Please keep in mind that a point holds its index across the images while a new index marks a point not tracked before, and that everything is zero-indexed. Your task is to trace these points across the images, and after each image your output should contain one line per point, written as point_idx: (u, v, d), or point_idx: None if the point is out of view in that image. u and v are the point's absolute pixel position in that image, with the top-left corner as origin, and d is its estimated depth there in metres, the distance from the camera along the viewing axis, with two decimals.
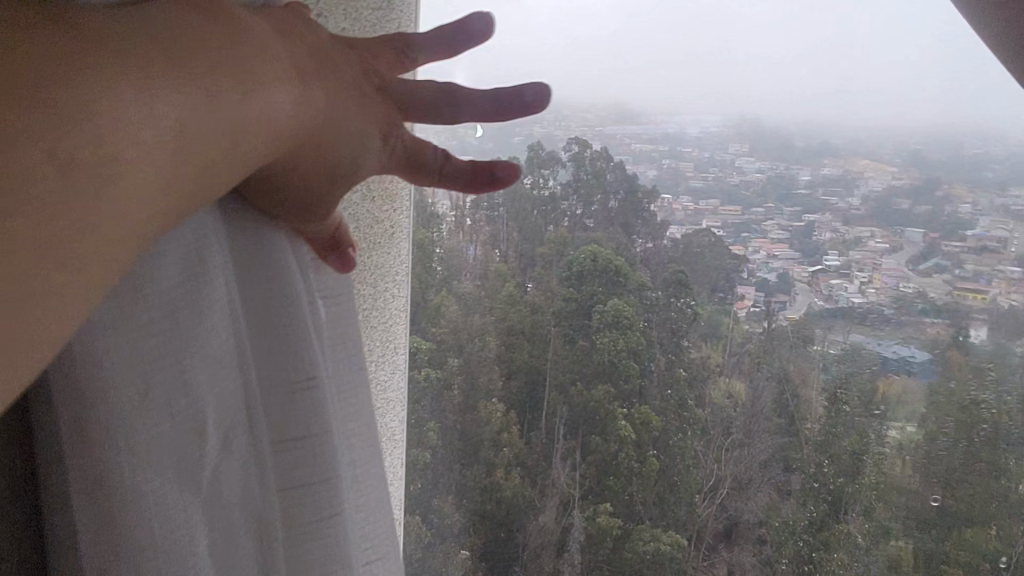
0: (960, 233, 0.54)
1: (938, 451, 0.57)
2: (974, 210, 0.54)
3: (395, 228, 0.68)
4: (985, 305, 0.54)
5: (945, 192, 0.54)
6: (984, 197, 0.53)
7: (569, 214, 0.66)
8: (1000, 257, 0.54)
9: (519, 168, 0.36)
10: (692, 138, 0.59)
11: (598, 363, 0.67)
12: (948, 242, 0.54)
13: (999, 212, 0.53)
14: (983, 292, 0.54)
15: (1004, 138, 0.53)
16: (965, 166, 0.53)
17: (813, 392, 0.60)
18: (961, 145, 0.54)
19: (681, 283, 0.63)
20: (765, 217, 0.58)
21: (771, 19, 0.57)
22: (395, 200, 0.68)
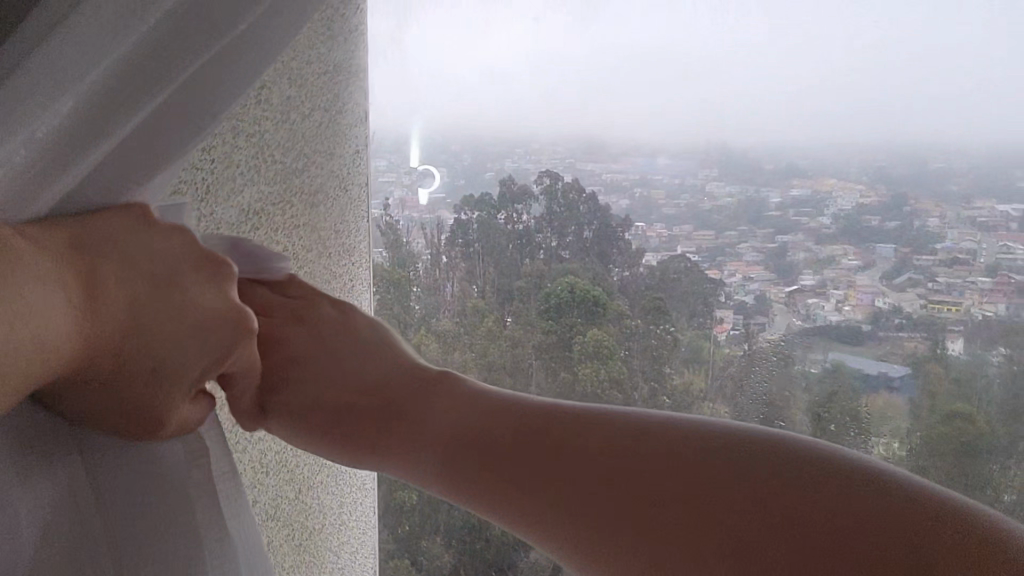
0: (931, 247, 0.55)
1: (922, 463, 0.59)
2: (943, 223, 0.55)
3: (355, 281, 0.78)
4: (960, 316, 0.55)
5: (913, 207, 0.55)
6: (951, 210, 0.55)
7: (544, 247, 0.66)
8: (971, 269, 0.54)
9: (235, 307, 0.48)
10: (661, 166, 0.61)
11: (579, 393, 0.67)
12: (920, 256, 0.55)
13: (967, 224, 0.54)
14: (958, 304, 0.55)
15: (967, 148, 0.54)
16: (931, 180, 0.55)
17: (796, 413, 0.62)
18: (927, 160, 0.55)
19: (658, 311, 0.63)
20: (738, 241, 0.59)
21: (724, 43, 0.58)
22: (356, 254, 0.78)
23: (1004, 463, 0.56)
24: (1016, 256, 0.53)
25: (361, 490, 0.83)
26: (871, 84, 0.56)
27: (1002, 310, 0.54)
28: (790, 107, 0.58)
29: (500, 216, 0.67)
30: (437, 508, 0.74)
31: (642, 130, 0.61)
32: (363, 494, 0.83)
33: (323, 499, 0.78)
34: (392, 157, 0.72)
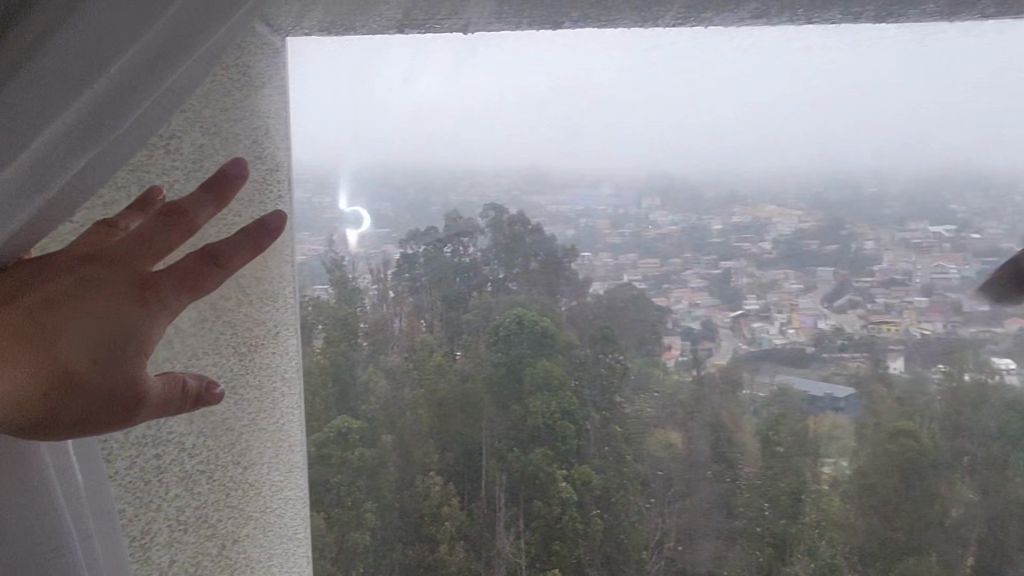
0: (869, 268, 0.58)
1: (868, 479, 0.62)
2: (878, 245, 0.58)
3: (281, 328, 0.71)
4: (899, 335, 0.59)
5: (849, 231, 0.58)
6: (885, 233, 0.58)
7: (493, 279, 0.66)
8: (908, 290, 0.58)
9: (244, 160, 0.46)
10: (604, 197, 0.61)
11: (531, 426, 0.67)
12: (859, 278, 0.58)
13: (901, 246, 0.58)
14: (896, 323, 0.59)
15: (895, 175, 0.58)
16: (865, 205, 0.58)
17: (747, 436, 0.64)
18: (859, 187, 0.59)
19: (607, 339, 0.64)
20: (683, 267, 0.60)
21: (657, 79, 0.61)
22: (279, 302, 0.71)
23: (950, 478, 0.61)
24: (949, 276, 0.57)
25: (297, 539, 0.75)
26: (788, 117, 0.60)
27: (939, 327, 0.58)
28: (720, 137, 0.60)
29: (446, 249, 0.65)
30: (390, 548, 0.72)
31: (587, 162, 0.62)
32: (299, 543, 0.75)
33: (248, 556, 0.76)
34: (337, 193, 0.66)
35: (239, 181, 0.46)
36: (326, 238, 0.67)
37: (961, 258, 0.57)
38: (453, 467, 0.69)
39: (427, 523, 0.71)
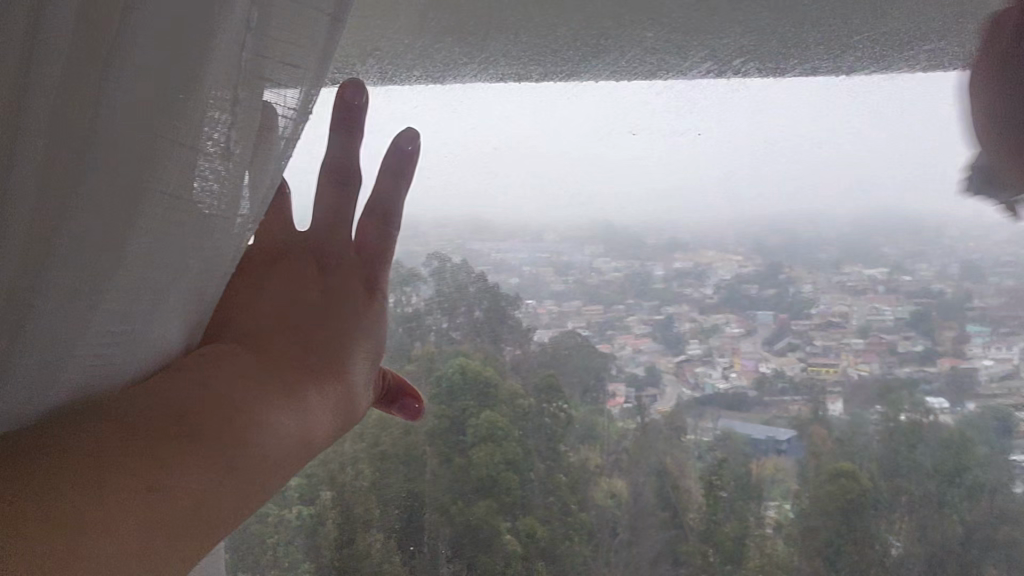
0: (807, 312, 0.62)
1: (813, 522, 0.65)
2: (815, 289, 0.62)
3: None
4: (837, 377, 0.62)
5: (786, 275, 0.62)
6: (821, 276, 0.62)
7: (435, 329, 0.69)
8: (845, 331, 0.62)
9: (360, 89, 0.56)
10: (551, 249, 0.67)
11: (476, 479, 0.70)
12: (797, 322, 0.62)
13: (838, 288, 0.62)
14: (834, 365, 0.62)
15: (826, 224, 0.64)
16: (801, 253, 0.63)
17: (692, 482, 0.67)
18: (796, 232, 0.64)
19: (552, 388, 0.69)
20: (627, 313, 0.65)
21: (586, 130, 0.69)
22: None
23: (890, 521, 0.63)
24: (883, 318, 0.61)
25: None
26: (635, 159, 0.69)
27: (875, 367, 0.62)
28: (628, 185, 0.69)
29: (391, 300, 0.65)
30: None
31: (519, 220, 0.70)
32: None
33: None
34: None
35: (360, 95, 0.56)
36: None
37: (892, 299, 0.61)
38: (394, 526, 0.71)
39: None
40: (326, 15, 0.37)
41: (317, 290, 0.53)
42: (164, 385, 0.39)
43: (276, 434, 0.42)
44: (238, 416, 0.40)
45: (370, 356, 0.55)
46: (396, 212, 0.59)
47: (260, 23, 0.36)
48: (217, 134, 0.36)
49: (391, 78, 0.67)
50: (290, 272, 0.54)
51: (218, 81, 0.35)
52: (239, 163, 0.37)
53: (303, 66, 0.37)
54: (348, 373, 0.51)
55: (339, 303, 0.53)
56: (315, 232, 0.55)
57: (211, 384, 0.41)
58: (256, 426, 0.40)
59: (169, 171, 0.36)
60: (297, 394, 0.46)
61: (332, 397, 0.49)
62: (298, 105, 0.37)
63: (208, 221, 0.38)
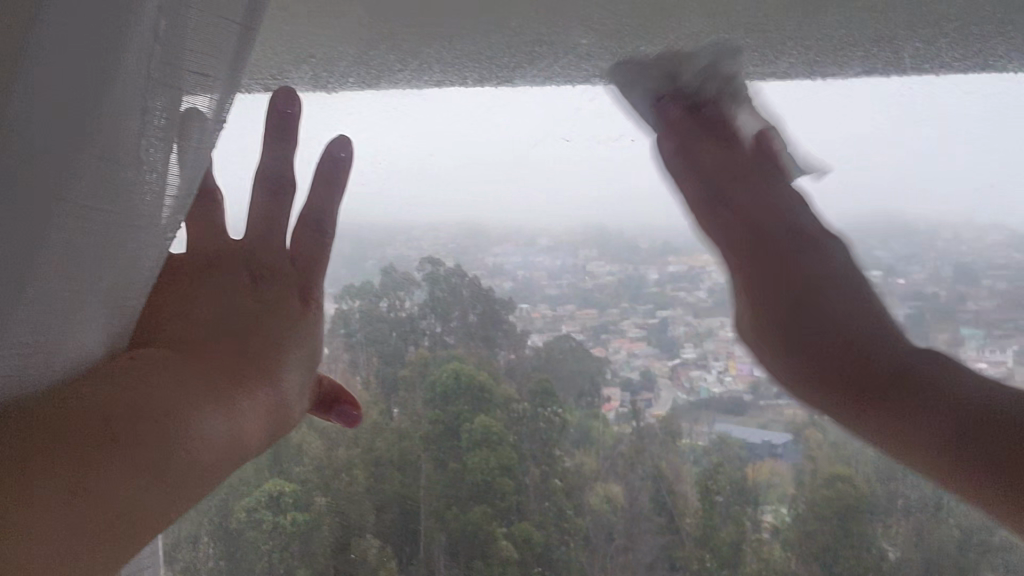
0: None
1: (809, 527, 0.65)
2: None
3: None
4: None
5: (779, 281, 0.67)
6: None
7: (429, 333, 0.70)
8: None
9: (288, 92, 0.63)
10: (541, 255, 0.68)
11: (470, 484, 0.70)
12: None
13: None
14: None
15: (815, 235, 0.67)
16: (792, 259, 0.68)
17: (688, 486, 0.68)
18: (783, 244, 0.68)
19: (546, 391, 0.69)
20: (620, 317, 0.66)
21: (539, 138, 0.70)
22: None
23: (887, 523, 0.63)
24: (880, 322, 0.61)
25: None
26: (573, 163, 0.70)
27: None
28: (601, 193, 0.70)
29: (383, 304, 0.70)
30: None
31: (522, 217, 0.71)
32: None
33: None
34: None
35: (292, 99, 0.64)
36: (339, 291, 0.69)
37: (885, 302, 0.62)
38: (389, 531, 0.71)
39: None
40: (237, 25, 0.39)
41: (256, 302, 0.60)
42: (95, 389, 0.41)
43: (208, 439, 0.44)
44: (158, 423, 0.41)
45: (304, 365, 0.62)
46: (330, 220, 0.67)
47: (167, 32, 0.37)
48: (145, 147, 0.38)
49: (320, 82, 0.68)
50: (225, 284, 0.60)
51: (122, 93, 0.36)
52: (162, 154, 0.39)
53: (209, 73, 0.39)
54: (286, 380, 0.58)
55: (272, 317, 0.60)
56: (252, 245, 0.63)
57: (113, 397, 0.41)
58: (188, 432, 0.43)
59: (88, 182, 0.37)
60: (232, 400, 0.49)
61: (275, 390, 0.56)
62: (212, 110, 0.40)
63: (131, 230, 0.40)
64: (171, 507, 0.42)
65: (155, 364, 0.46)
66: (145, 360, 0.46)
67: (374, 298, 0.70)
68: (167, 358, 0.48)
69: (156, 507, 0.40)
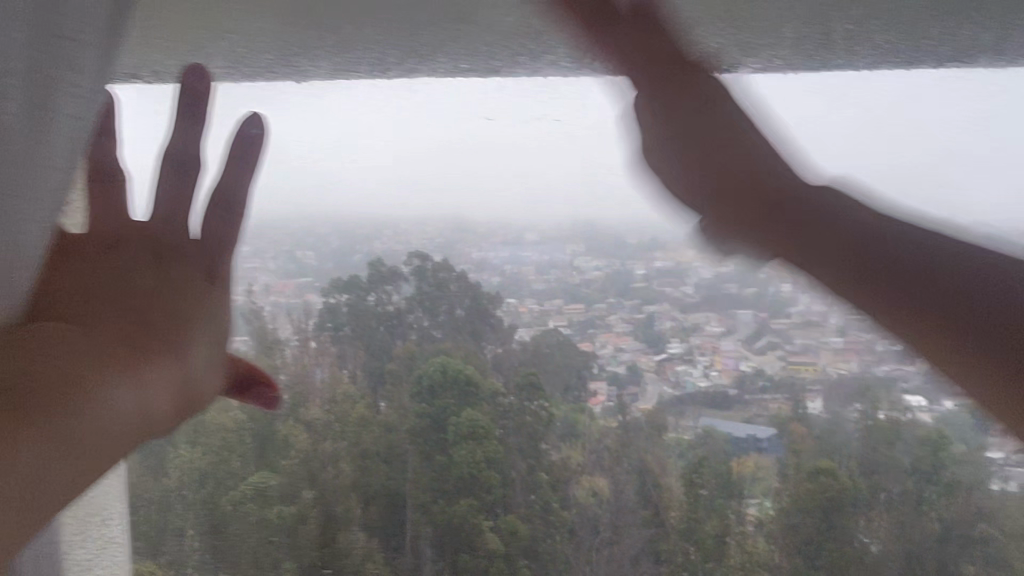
0: (784, 312, 0.66)
1: (793, 520, 0.67)
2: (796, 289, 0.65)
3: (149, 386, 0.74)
4: (816, 375, 0.66)
5: (765, 274, 0.65)
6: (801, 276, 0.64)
7: (415, 327, 0.71)
8: (825, 330, 0.64)
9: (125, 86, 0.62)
10: (533, 247, 0.70)
11: (456, 477, 0.72)
12: (776, 320, 0.66)
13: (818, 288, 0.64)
14: (813, 364, 0.66)
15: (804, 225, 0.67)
16: (780, 250, 0.65)
17: (673, 480, 0.70)
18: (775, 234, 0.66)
19: (533, 386, 0.71)
20: (608, 312, 0.67)
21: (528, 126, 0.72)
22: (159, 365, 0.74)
23: (868, 518, 0.66)
24: None
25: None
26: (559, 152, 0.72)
27: (853, 367, 0.66)
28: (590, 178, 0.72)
29: (371, 296, 0.71)
30: None
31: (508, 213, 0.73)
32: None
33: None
34: (256, 242, 0.74)
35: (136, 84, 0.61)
36: (329, 282, 0.71)
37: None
38: (378, 523, 0.73)
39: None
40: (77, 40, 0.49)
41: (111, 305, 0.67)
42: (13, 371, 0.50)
43: (116, 407, 0.56)
44: (79, 393, 0.52)
45: (208, 354, 0.71)
46: None
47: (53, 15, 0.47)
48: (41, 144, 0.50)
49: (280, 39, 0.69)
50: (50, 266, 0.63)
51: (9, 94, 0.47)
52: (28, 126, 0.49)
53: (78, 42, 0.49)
54: (183, 361, 0.67)
55: (169, 307, 0.70)
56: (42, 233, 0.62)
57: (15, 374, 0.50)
58: (103, 401, 0.54)
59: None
60: (138, 372, 0.60)
61: (146, 399, 0.60)
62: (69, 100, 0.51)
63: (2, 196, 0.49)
64: (50, 482, 0.47)
65: (41, 340, 0.56)
66: (38, 333, 0.56)
67: (361, 291, 0.71)
68: (76, 345, 0.58)
69: (24, 491, 0.44)
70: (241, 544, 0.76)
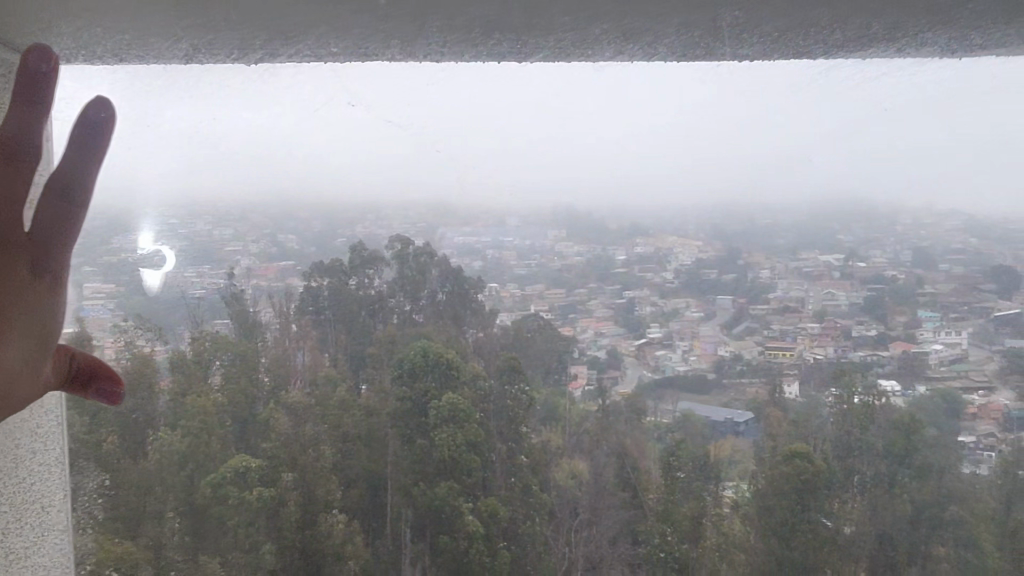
0: (693, 307, 0.93)
1: (766, 503, 0.89)
2: (699, 261, 0.94)
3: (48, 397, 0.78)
4: (681, 364, 0.93)
5: (699, 263, 0.94)
6: (702, 261, 0.94)
7: (397, 311, 0.95)
8: (705, 324, 0.93)
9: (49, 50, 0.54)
10: (512, 228, 0.98)
11: (437, 460, 0.88)
12: (688, 315, 0.93)
13: (697, 260, 0.94)
14: (709, 352, 0.93)
15: (703, 214, 0.98)
16: (749, 247, 0.94)
17: (652, 462, 0.93)
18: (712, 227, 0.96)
19: (513, 368, 0.93)
20: (590, 297, 0.94)
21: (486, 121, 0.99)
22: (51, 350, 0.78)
23: (863, 479, 0.89)
24: (756, 316, 0.93)
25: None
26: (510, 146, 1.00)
27: (752, 352, 0.92)
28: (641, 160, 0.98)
29: (353, 280, 0.94)
30: None
31: (485, 204, 1.00)
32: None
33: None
34: (238, 227, 0.92)
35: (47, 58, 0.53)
36: (308, 270, 0.93)
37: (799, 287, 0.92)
38: (354, 506, 0.89)
39: (329, 563, 0.89)
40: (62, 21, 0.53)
41: None
42: None
43: None
44: None
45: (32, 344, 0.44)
46: (82, 187, 0.51)
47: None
48: None
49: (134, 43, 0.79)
50: None
51: None
52: None
53: None
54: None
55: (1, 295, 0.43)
56: None
57: None
58: None
59: None
60: None
61: None
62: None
63: None
64: None
65: None
66: None
67: (346, 273, 0.94)
68: None
69: None
70: (217, 528, 0.90)
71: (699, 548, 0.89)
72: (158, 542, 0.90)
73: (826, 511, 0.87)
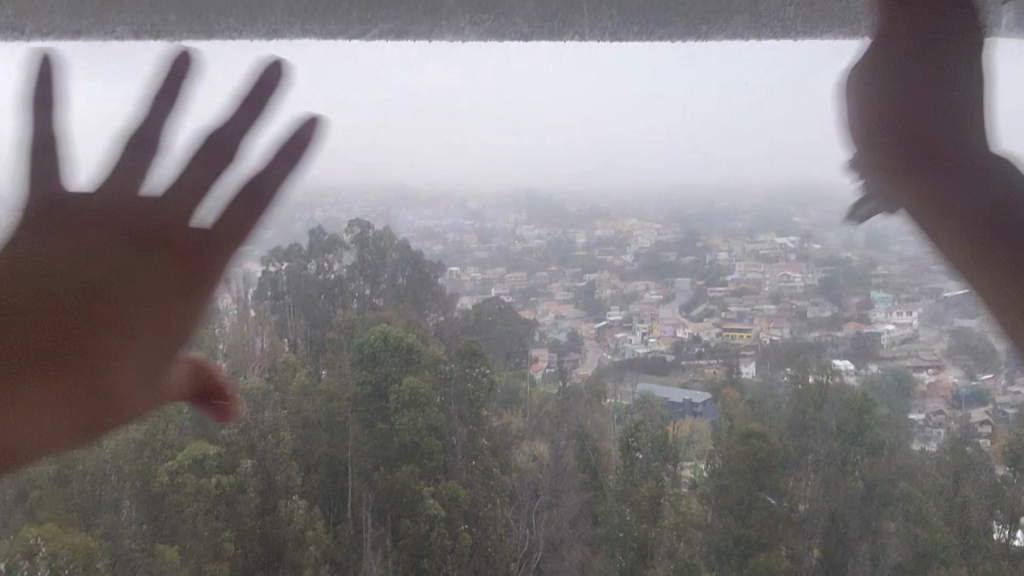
0: (638, 296, 0.88)
1: (721, 481, 0.96)
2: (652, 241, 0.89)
3: None
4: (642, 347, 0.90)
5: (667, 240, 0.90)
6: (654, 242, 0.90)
7: (357, 295, 0.96)
8: (675, 304, 0.89)
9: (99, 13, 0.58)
10: (473, 212, 0.96)
11: (397, 444, 0.93)
12: (643, 300, 0.89)
13: (662, 237, 0.89)
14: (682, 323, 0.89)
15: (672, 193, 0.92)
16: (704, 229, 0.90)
17: (611, 441, 0.96)
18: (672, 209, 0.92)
19: (473, 353, 0.96)
20: (551, 280, 0.89)
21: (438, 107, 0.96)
22: None
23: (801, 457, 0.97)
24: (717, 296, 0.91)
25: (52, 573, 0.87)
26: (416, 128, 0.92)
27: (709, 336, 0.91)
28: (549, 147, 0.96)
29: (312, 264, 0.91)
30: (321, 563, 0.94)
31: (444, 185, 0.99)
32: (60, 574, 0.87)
33: None
34: None
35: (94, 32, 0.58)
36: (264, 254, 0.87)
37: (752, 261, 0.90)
38: (316, 491, 0.93)
39: (292, 547, 0.93)
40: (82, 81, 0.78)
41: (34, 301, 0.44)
42: None
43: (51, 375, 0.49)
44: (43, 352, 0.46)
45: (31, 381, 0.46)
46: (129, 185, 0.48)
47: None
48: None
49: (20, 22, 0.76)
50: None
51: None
52: None
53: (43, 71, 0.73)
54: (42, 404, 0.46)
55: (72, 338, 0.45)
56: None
57: None
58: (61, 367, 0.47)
59: None
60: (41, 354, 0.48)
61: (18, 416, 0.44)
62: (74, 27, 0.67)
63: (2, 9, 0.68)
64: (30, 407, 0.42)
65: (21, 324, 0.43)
66: None
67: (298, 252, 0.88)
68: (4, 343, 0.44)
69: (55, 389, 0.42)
70: (176, 517, 0.92)
71: (657, 528, 0.94)
72: (114, 533, 0.89)
73: (776, 490, 0.97)
